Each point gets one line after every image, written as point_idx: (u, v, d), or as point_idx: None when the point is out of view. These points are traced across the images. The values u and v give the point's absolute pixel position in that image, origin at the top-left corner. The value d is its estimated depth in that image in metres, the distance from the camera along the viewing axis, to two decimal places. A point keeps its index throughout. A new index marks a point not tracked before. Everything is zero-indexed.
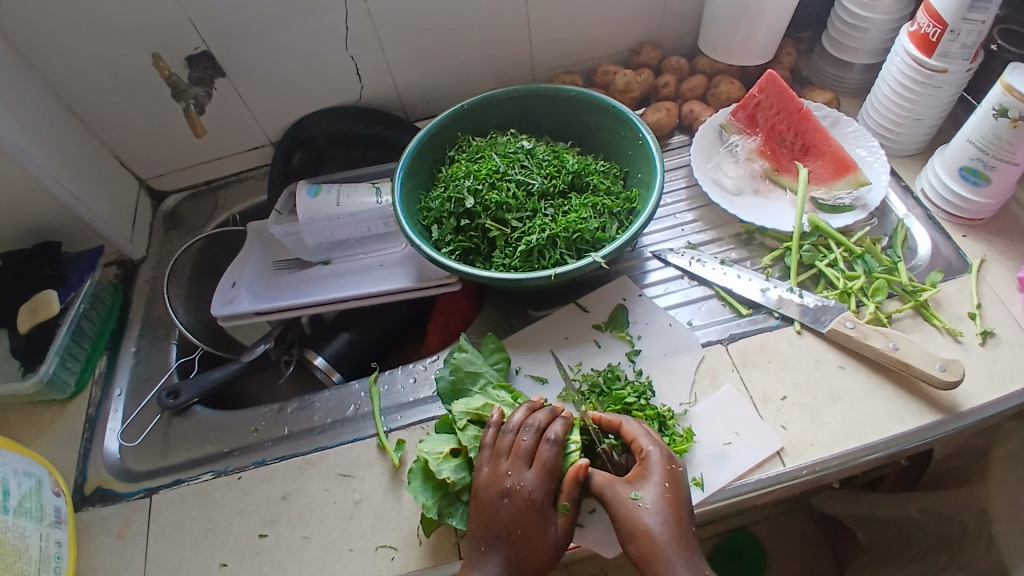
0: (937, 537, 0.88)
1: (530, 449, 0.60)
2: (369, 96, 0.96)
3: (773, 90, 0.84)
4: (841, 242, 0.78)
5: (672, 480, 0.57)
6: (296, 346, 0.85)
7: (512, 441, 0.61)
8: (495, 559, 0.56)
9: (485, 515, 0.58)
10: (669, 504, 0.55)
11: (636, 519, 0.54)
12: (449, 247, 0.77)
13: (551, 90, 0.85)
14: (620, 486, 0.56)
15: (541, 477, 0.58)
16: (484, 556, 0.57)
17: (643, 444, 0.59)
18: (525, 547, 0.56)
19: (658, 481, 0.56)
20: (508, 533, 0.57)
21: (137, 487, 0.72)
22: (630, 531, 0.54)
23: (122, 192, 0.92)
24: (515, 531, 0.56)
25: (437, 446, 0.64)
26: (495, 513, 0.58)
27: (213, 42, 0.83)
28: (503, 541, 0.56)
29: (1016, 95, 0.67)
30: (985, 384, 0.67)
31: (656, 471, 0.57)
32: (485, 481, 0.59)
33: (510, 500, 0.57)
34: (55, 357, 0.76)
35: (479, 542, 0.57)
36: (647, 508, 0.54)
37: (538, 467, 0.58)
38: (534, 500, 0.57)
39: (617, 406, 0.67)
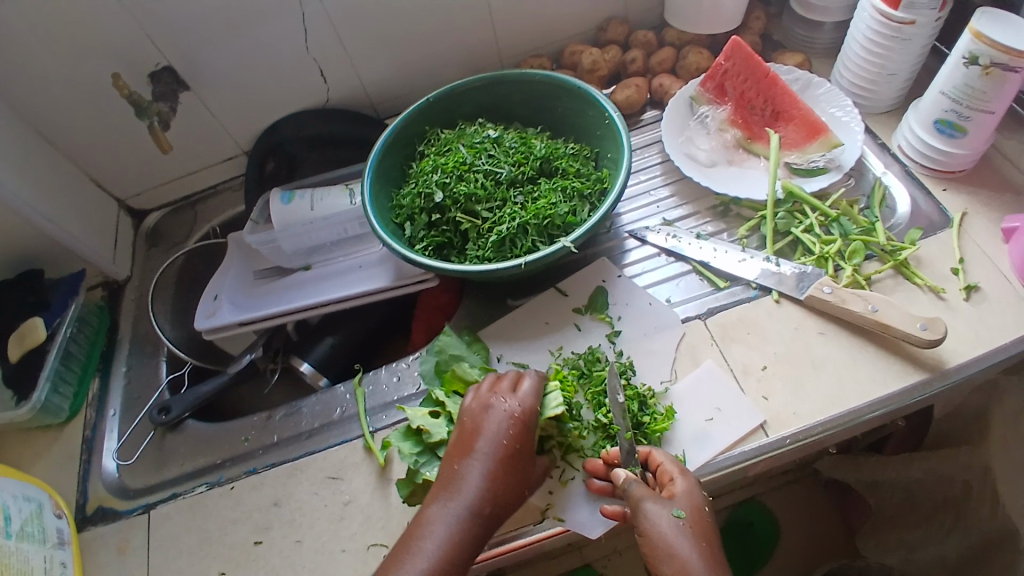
0: (941, 497, 0.87)
1: (514, 381, 0.64)
2: (336, 97, 0.95)
3: (739, 57, 0.83)
4: (817, 206, 0.77)
5: (703, 507, 0.56)
6: (282, 352, 0.86)
7: (498, 383, 0.64)
8: (477, 474, 0.57)
9: (471, 435, 0.60)
10: (703, 530, 0.54)
11: (674, 545, 0.53)
12: (423, 243, 0.77)
13: (515, 75, 0.84)
14: (660, 512, 0.55)
15: (524, 400, 0.61)
16: (466, 470, 0.57)
17: (681, 471, 0.58)
18: (508, 461, 0.58)
19: (695, 506, 0.55)
20: (493, 447, 0.58)
21: (135, 503, 0.73)
22: (668, 557, 0.53)
23: (100, 214, 0.92)
24: (497, 445, 0.58)
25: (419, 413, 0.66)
26: (479, 433, 0.60)
27: (173, 56, 0.83)
28: (486, 453, 0.58)
29: (986, 42, 0.66)
30: (971, 341, 0.66)
31: (694, 500, 0.56)
32: (472, 409, 0.62)
33: (495, 419, 0.60)
34: (47, 382, 0.77)
35: (460, 459, 0.59)
36: (686, 534, 0.54)
37: (522, 392, 0.62)
38: (517, 419, 0.60)
39: (598, 389, 0.67)
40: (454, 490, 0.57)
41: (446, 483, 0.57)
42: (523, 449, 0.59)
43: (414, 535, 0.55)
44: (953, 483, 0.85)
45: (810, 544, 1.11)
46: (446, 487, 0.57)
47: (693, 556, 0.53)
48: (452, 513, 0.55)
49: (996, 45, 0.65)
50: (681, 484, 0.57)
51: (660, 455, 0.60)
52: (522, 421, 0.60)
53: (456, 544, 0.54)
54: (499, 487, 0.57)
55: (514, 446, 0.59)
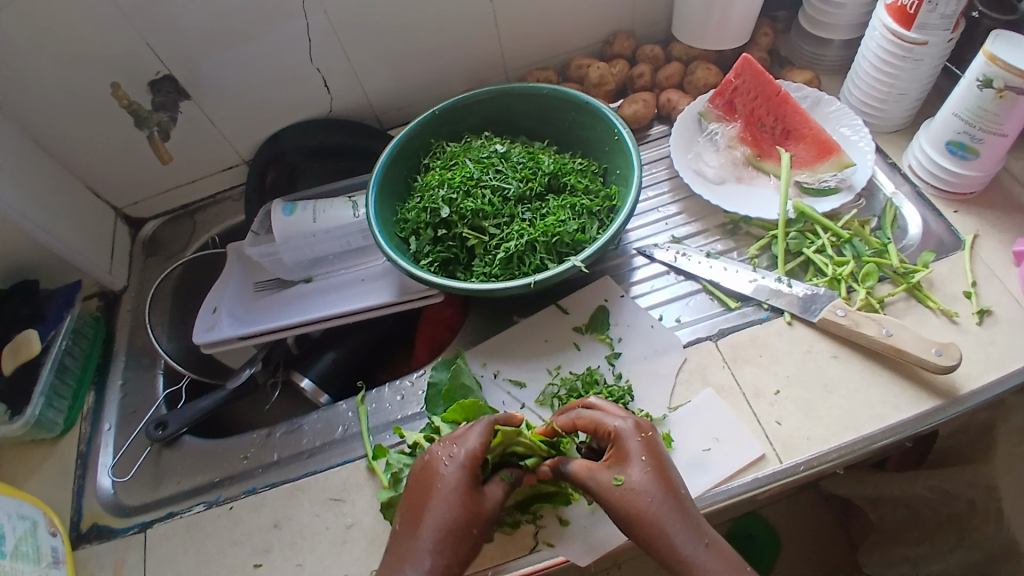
0: (945, 515, 0.86)
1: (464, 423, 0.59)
2: (340, 106, 0.94)
3: (749, 75, 0.82)
4: (828, 227, 0.76)
5: (653, 445, 0.55)
6: (281, 367, 0.84)
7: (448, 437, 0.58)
8: (428, 534, 0.52)
9: (419, 502, 0.54)
10: (660, 473, 0.52)
11: (630, 504, 0.51)
12: (428, 259, 0.76)
13: (523, 90, 0.83)
14: (602, 472, 0.54)
15: (474, 443, 0.56)
16: (415, 535, 0.52)
17: (613, 417, 0.57)
18: (459, 521, 0.53)
19: (640, 443, 0.54)
20: (446, 502, 0.53)
21: (131, 522, 0.71)
22: (625, 513, 0.51)
23: (96, 222, 0.90)
24: (447, 496, 0.54)
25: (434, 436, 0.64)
26: (427, 500, 0.54)
27: (174, 64, 0.81)
28: (435, 516, 0.53)
29: (1000, 65, 0.65)
30: (984, 365, 0.65)
31: (634, 440, 0.55)
32: (421, 468, 0.57)
33: (437, 474, 0.55)
34: (41, 398, 0.75)
35: (409, 531, 0.53)
36: (639, 492, 0.51)
37: (465, 445, 0.56)
38: (465, 469, 0.55)
39: None
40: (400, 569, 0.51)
41: (396, 562, 0.51)
42: (476, 496, 0.55)
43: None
44: (958, 501, 0.83)
45: (812, 559, 1.10)
46: (395, 555, 0.52)
47: (659, 493, 0.51)
48: None
49: (1010, 68, 0.65)
50: (617, 429, 0.56)
51: (589, 412, 0.59)
52: (469, 470, 0.55)
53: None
54: (454, 552, 0.52)
55: (466, 496, 0.54)
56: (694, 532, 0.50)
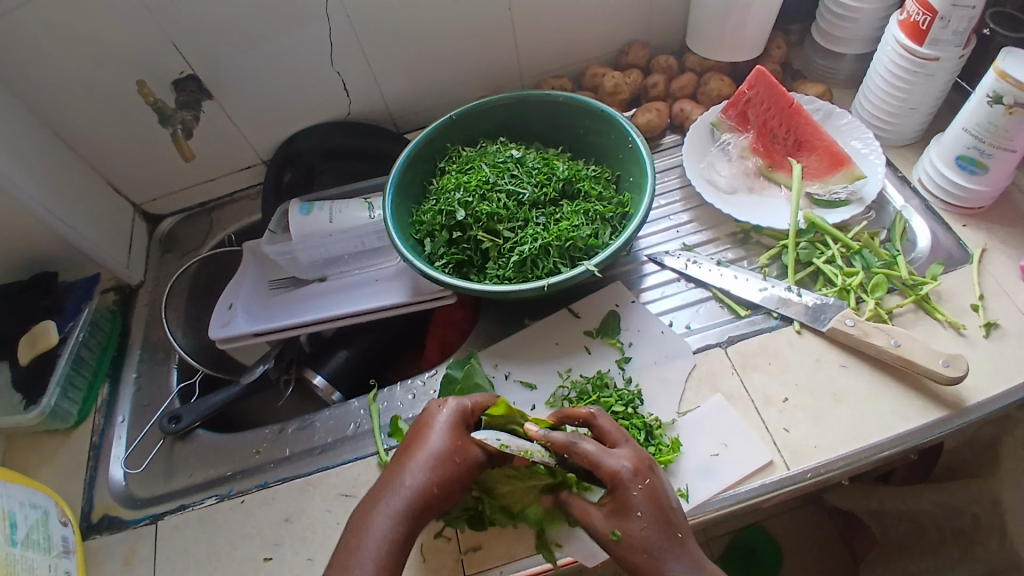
0: (948, 529, 0.86)
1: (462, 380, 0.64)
2: (358, 109, 0.95)
3: (764, 86, 0.83)
4: (839, 238, 0.77)
5: (656, 494, 0.54)
6: (295, 364, 0.85)
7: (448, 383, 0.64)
8: (414, 463, 0.57)
9: (414, 435, 0.60)
10: (658, 523, 0.53)
11: (629, 558, 0.53)
12: (443, 260, 0.77)
13: (539, 96, 0.84)
14: (602, 520, 0.55)
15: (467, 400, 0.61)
16: (404, 462, 0.57)
17: (611, 458, 0.55)
18: (445, 449, 0.57)
19: (642, 490, 0.54)
20: (434, 437, 0.58)
21: (142, 513, 0.72)
22: (626, 562, 0.54)
23: (115, 217, 0.92)
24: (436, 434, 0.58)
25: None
26: (421, 432, 0.59)
27: (198, 64, 0.83)
28: (424, 445, 0.58)
29: (1010, 81, 0.66)
30: (991, 378, 0.66)
31: (635, 491, 0.54)
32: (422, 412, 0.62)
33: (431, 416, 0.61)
34: (57, 387, 0.77)
35: (401, 458, 0.58)
36: (638, 547, 0.53)
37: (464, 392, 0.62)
38: (458, 410, 0.60)
39: None
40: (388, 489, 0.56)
41: (385, 483, 0.57)
42: (466, 437, 0.58)
43: (355, 534, 0.54)
44: (962, 515, 0.83)
45: (814, 571, 1.10)
46: (385, 481, 0.57)
47: (656, 544, 0.53)
48: (387, 519, 0.54)
49: (1019, 85, 0.66)
50: (616, 474, 0.54)
51: (582, 449, 0.55)
52: (462, 411, 0.60)
53: (398, 536, 0.54)
54: (437, 476, 0.56)
55: (454, 435, 0.58)
56: (685, 563, 0.52)
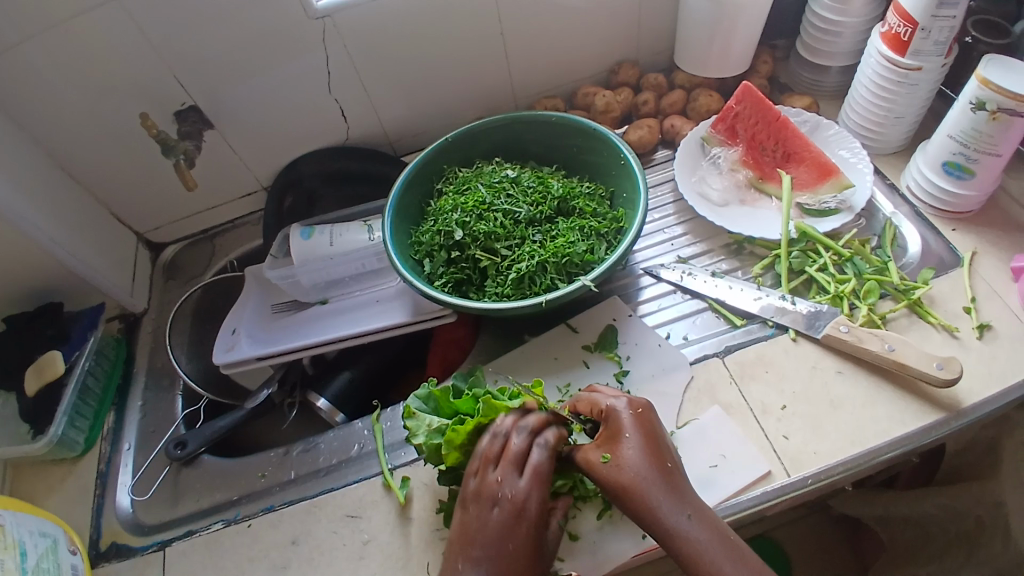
0: (955, 533, 0.86)
1: (521, 456, 0.58)
2: (356, 135, 0.97)
3: (750, 101, 0.85)
4: (830, 246, 0.78)
5: (646, 423, 0.59)
6: (299, 387, 0.86)
7: (509, 473, 0.57)
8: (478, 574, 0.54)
9: (473, 531, 0.56)
10: (650, 450, 0.57)
11: (617, 477, 0.55)
12: (442, 280, 0.78)
13: (532, 117, 0.86)
14: (595, 450, 0.58)
15: (538, 480, 0.57)
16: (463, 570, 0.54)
17: (610, 398, 0.62)
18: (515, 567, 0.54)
19: (633, 418, 0.59)
20: (484, 562, 0.54)
21: (150, 540, 0.73)
22: (614, 484, 0.55)
23: (119, 246, 0.94)
24: (505, 549, 0.54)
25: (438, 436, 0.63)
26: (483, 532, 0.55)
27: (199, 95, 0.85)
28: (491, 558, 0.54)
29: (993, 88, 0.68)
30: (985, 380, 0.67)
31: (625, 419, 0.59)
32: (474, 494, 0.58)
33: (496, 515, 0.56)
34: (64, 417, 0.77)
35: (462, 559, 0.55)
36: (631, 466, 0.56)
37: (532, 477, 0.57)
38: (529, 513, 0.56)
39: None
40: None
41: None
42: (533, 552, 0.55)
43: None
44: (967, 518, 0.84)
45: None
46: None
47: (645, 469, 0.55)
48: None
49: (1002, 91, 0.68)
50: (611, 407, 0.61)
51: (589, 394, 0.64)
52: (533, 514, 0.56)
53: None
54: None
55: (524, 556, 0.54)
56: (676, 498, 0.54)
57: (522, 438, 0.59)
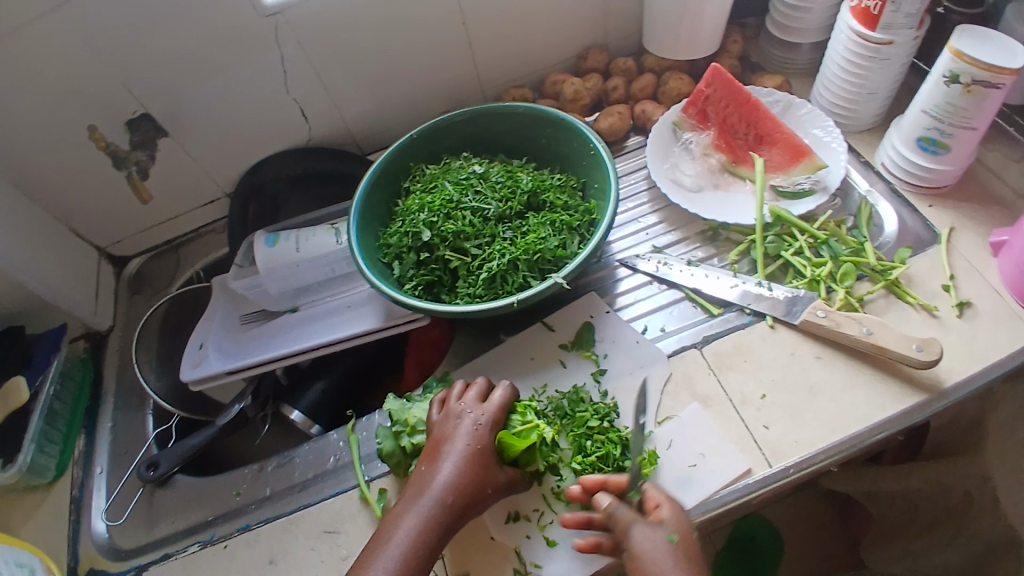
0: (943, 507, 0.86)
1: (484, 391, 0.67)
2: (319, 134, 0.94)
3: (720, 83, 0.83)
4: (805, 229, 0.77)
5: (689, 529, 0.58)
6: (271, 400, 0.84)
7: (471, 400, 0.65)
8: (443, 471, 0.60)
9: (441, 443, 0.63)
10: (690, 554, 0.57)
11: (657, 568, 0.55)
12: (412, 283, 0.76)
13: (498, 109, 0.84)
14: (641, 532, 0.57)
15: (495, 406, 0.64)
16: (431, 473, 0.60)
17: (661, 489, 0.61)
18: (471, 468, 0.60)
19: (679, 526, 0.58)
20: (448, 468, 0.60)
21: (127, 565, 0.71)
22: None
23: (80, 263, 0.90)
24: (466, 450, 0.61)
25: (408, 407, 0.69)
26: (447, 442, 0.62)
27: (151, 103, 0.82)
28: (450, 463, 0.61)
29: (966, 60, 0.67)
30: (967, 359, 0.66)
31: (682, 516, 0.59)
32: (439, 421, 0.65)
33: (459, 426, 0.63)
34: (32, 443, 0.75)
35: (428, 462, 0.62)
36: (672, 557, 0.56)
37: (489, 402, 0.65)
38: (485, 428, 0.63)
39: (581, 431, 0.66)
40: (419, 490, 0.60)
41: (414, 487, 0.60)
42: (490, 458, 0.62)
43: (383, 533, 0.58)
44: (954, 493, 0.83)
45: (816, 557, 1.10)
46: (415, 490, 0.60)
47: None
48: (412, 523, 0.57)
49: (976, 63, 0.66)
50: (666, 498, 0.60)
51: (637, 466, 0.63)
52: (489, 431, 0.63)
53: (421, 540, 0.57)
54: (460, 491, 0.59)
55: (483, 455, 0.61)
56: None
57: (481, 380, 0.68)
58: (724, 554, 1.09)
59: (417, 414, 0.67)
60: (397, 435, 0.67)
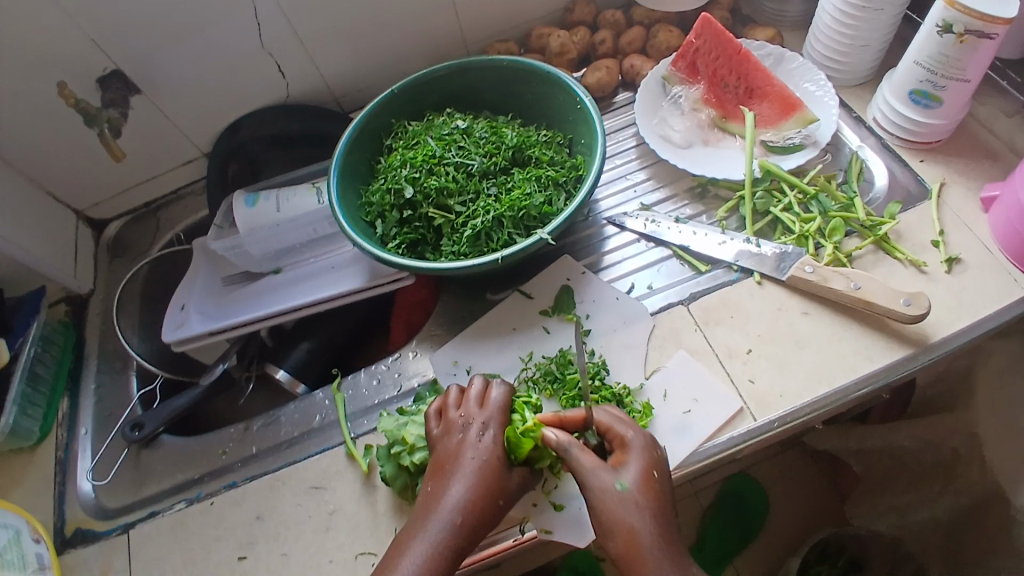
0: (929, 463, 0.87)
1: (481, 393, 0.64)
2: (298, 91, 0.91)
3: (709, 34, 0.81)
4: (795, 184, 0.76)
5: (654, 474, 0.55)
6: (256, 360, 0.84)
7: (472, 408, 0.62)
8: (454, 493, 0.56)
9: (447, 460, 0.59)
10: (652, 491, 0.54)
11: (620, 515, 0.52)
12: (395, 242, 0.75)
13: (482, 62, 0.81)
14: (602, 475, 0.54)
15: (497, 416, 0.61)
16: (440, 493, 0.57)
17: (624, 426, 0.58)
18: (482, 482, 0.57)
19: (641, 467, 0.55)
20: (457, 488, 0.57)
21: (114, 523, 0.71)
22: (615, 524, 0.52)
23: (57, 227, 0.88)
24: (475, 466, 0.58)
25: (403, 425, 0.65)
26: (454, 458, 0.59)
27: (121, 59, 0.79)
28: (458, 479, 0.57)
29: (959, 8, 0.65)
30: (953, 312, 0.66)
31: (644, 456, 0.56)
32: (440, 436, 0.61)
33: (464, 439, 0.60)
34: (13, 406, 0.74)
35: (436, 482, 0.58)
36: (637, 504, 0.53)
37: (490, 406, 0.62)
38: (493, 438, 0.60)
39: (573, 393, 0.66)
40: (428, 513, 0.56)
41: (423, 510, 0.57)
42: (501, 469, 0.59)
43: (390, 561, 0.54)
44: (942, 449, 0.85)
45: (801, 512, 1.12)
46: (424, 512, 0.56)
47: (649, 528, 0.52)
48: (423, 549, 0.54)
49: (968, 12, 0.64)
50: (628, 439, 0.57)
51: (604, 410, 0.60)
52: (495, 443, 0.59)
53: (435, 566, 0.53)
54: (474, 509, 0.56)
55: (493, 467, 0.58)
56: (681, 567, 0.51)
57: (479, 385, 0.64)
58: (713, 514, 1.11)
59: (415, 433, 0.64)
60: (397, 455, 0.64)
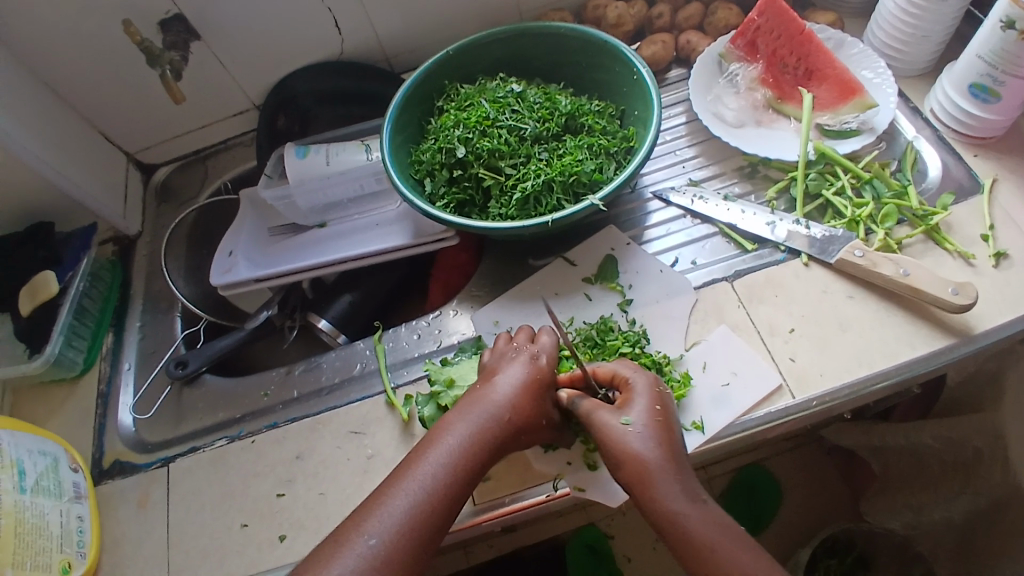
0: (951, 463, 0.86)
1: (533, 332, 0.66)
2: (351, 47, 0.92)
3: (772, 13, 0.80)
4: (849, 168, 0.75)
5: (657, 411, 0.55)
6: (299, 310, 0.85)
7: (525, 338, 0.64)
8: (500, 392, 0.58)
9: (494, 370, 0.61)
10: (660, 422, 0.54)
11: (625, 446, 0.53)
12: (444, 200, 0.76)
13: (540, 28, 0.81)
14: (607, 414, 0.56)
15: (549, 346, 0.63)
16: (482, 393, 0.59)
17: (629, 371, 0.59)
18: (528, 389, 0.59)
19: (647, 402, 0.56)
20: (501, 388, 0.58)
21: (154, 457, 0.73)
22: (620, 457, 0.53)
23: (108, 167, 0.90)
24: (522, 373, 0.60)
25: (447, 367, 0.67)
26: (502, 368, 0.61)
27: (183, 2, 0.80)
28: (504, 381, 0.59)
29: (1022, 6, 0.64)
30: (999, 306, 0.66)
31: (646, 394, 0.56)
32: (491, 358, 0.64)
33: (515, 356, 0.62)
34: (60, 337, 0.77)
35: (480, 386, 0.60)
36: (642, 434, 0.53)
37: (540, 341, 0.64)
38: (543, 360, 0.61)
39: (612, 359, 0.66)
40: (470, 407, 0.58)
41: (463, 405, 0.58)
42: (546, 386, 0.60)
43: (427, 445, 0.56)
44: (964, 449, 0.83)
45: (815, 504, 1.13)
46: (467, 404, 0.58)
47: (654, 454, 0.52)
48: (461, 435, 0.56)
49: None
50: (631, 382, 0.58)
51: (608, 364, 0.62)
52: (544, 363, 0.61)
53: (470, 453, 0.55)
54: (516, 409, 0.57)
55: (540, 381, 0.60)
56: (685, 491, 0.51)
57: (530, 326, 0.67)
58: (726, 500, 1.12)
59: (458, 374, 0.66)
60: (437, 395, 0.65)
